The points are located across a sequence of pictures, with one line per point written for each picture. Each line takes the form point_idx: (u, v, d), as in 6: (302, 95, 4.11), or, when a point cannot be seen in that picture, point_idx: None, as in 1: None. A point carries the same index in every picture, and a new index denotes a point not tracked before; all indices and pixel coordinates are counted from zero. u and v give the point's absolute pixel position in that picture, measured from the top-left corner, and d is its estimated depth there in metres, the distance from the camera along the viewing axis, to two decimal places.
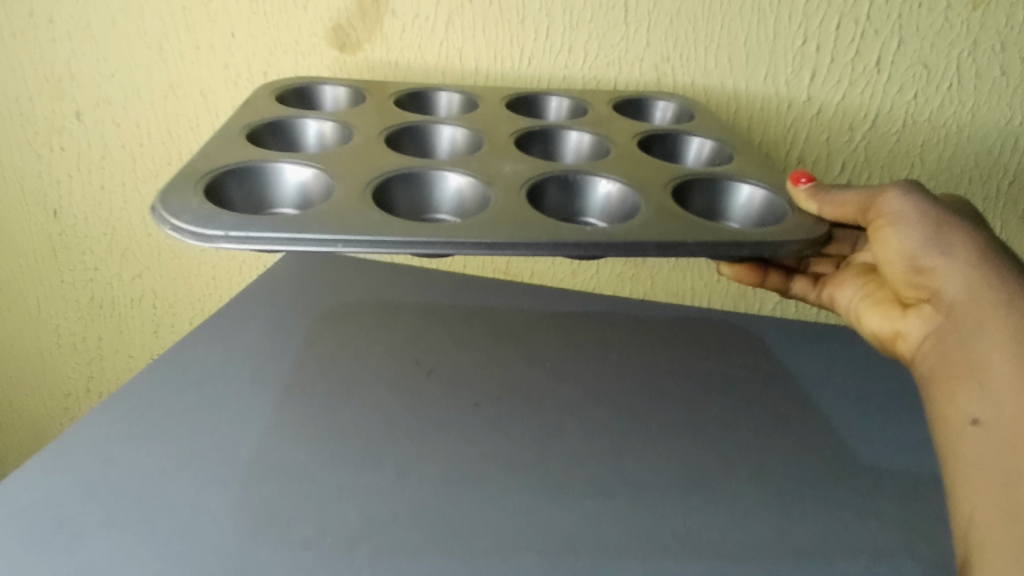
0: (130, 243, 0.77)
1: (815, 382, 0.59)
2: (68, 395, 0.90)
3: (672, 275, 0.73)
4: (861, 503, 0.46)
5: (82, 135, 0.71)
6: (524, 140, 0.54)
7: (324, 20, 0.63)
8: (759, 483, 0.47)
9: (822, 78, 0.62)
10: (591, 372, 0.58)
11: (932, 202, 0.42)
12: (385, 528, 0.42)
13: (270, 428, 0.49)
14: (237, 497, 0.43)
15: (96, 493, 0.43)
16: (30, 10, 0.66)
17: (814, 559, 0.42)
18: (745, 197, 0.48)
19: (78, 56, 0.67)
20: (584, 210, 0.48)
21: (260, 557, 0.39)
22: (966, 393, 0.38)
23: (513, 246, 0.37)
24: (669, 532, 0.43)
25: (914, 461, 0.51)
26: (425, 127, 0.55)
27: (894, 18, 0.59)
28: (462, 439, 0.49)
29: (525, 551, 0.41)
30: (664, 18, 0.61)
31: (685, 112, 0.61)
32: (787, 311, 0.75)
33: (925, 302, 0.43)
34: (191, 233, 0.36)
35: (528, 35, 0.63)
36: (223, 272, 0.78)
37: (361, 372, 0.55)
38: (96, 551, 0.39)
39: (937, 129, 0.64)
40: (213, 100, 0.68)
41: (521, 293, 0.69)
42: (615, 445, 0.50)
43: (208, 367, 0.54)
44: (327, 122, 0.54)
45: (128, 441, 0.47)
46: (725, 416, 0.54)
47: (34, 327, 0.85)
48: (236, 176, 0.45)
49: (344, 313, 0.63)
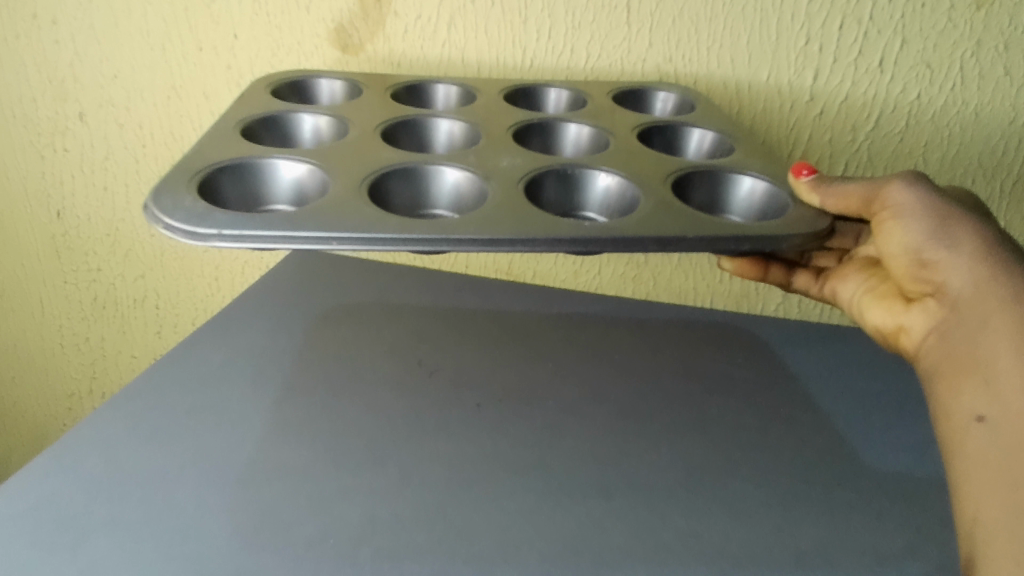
0: (133, 244, 0.77)
1: (819, 383, 0.59)
2: (72, 395, 0.90)
3: (675, 275, 0.73)
4: (866, 504, 0.46)
5: (85, 137, 0.72)
6: (522, 132, 0.54)
7: (326, 21, 0.63)
8: (762, 483, 0.47)
9: (825, 78, 0.62)
10: (593, 373, 0.58)
11: (937, 194, 0.42)
12: (387, 528, 0.42)
13: (272, 427, 0.49)
14: (238, 496, 0.43)
15: (98, 493, 0.43)
16: (34, 12, 0.66)
17: (817, 560, 0.41)
18: (747, 189, 0.48)
19: (82, 58, 0.68)
20: (583, 204, 0.48)
21: (262, 557, 0.39)
22: (971, 389, 0.37)
23: (511, 241, 0.37)
24: (671, 533, 0.43)
25: (918, 462, 0.51)
26: (423, 121, 0.55)
27: (898, 18, 0.59)
28: (464, 439, 0.49)
29: (527, 551, 0.41)
30: (666, 18, 0.61)
31: (686, 104, 0.61)
32: (791, 312, 0.74)
33: (929, 296, 0.43)
34: (183, 232, 0.36)
35: (529, 35, 0.63)
36: (226, 272, 0.78)
37: (363, 373, 0.55)
38: (98, 551, 0.39)
39: (940, 128, 0.64)
40: (215, 101, 0.68)
41: (523, 293, 0.69)
42: (618, 446, 0.49)
43: (211, 366, 0.55)
44: (322, 116, 0.54)
45: (130, 440, 0.47)
46: (727, 416, 0.53)
47: (38, 328, 0.85)
48: (230, 172, 0.45)
49: (346, 314, 0.63)
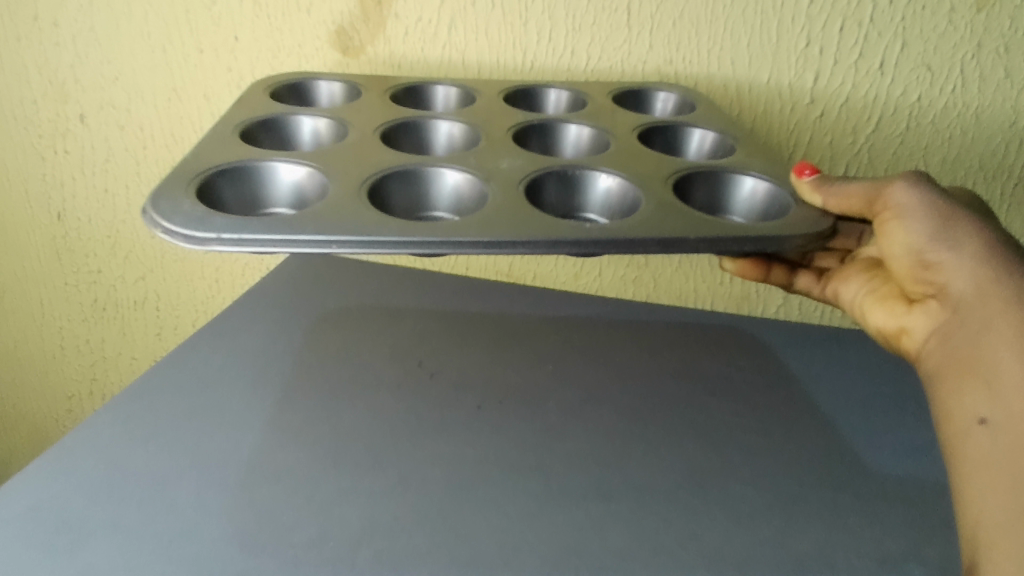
0: (133, 246, 0.77)
1: (820, 385, 0.59)
2: (72, 397, 0.90)
3: (675, 277, 0.73)
4: (868, 507, 0.46)
5: (86, 139, 0.72)
6: (522, 133, 0.54)
7: (326, 23, 0.63)
8: (763, 485, 0.47)
9: (826, 80, 0.62)
10: (593, 375, 0.57)
11: (940, 194, 0.42)
12: (386, 532, 0.41)
13: (272, 429, 0.49)
14: (238, 498, 0.43)
15: (97, 494, 0.43)
16: (35, 14, 0.66)
17: (817, 563, 0.41)
18: (749, 190, 0.48)
19: (83, 60, 0.68)
20: (584, 205, 0.48)
21: (261, 559, 0.39)
22: (974, 392, 0.37)
23: (511, 243, 0.37)
24: (671, 535, 0.42)
25: (920, 466, 0.50)
26: (423, 123, 0.55)
27: (898, 21, 0.59)
28: (464, 441, 0.49)
29: (526, 554, 0.41)
30: (667, 21, 0.61)
31: (686, 104, 0.61)
32: (791, 313, 0.74)
33: (931, 297, 0.42)
34: (182, 236, 0.36)
35: (530, 36, 0.63)
36: (226, 274, 0.78)
37: (363, 375, 0.55)
38: (96, 554, 0.39)
39: (941, 131, 0.64)
40: (216, 103, 0.68)
41: (524, 296, 0.69)
42: (619, 449, 0.49)
43: (212, 368, 0.54)
44: (322, 118, 0.54)
45: (129, 442, 0.47)
46: (728, 418, 0.53)
47: (38, 330, 0.85)
48: (229, 176, 0.44)
49: (348, 316, 0.63)
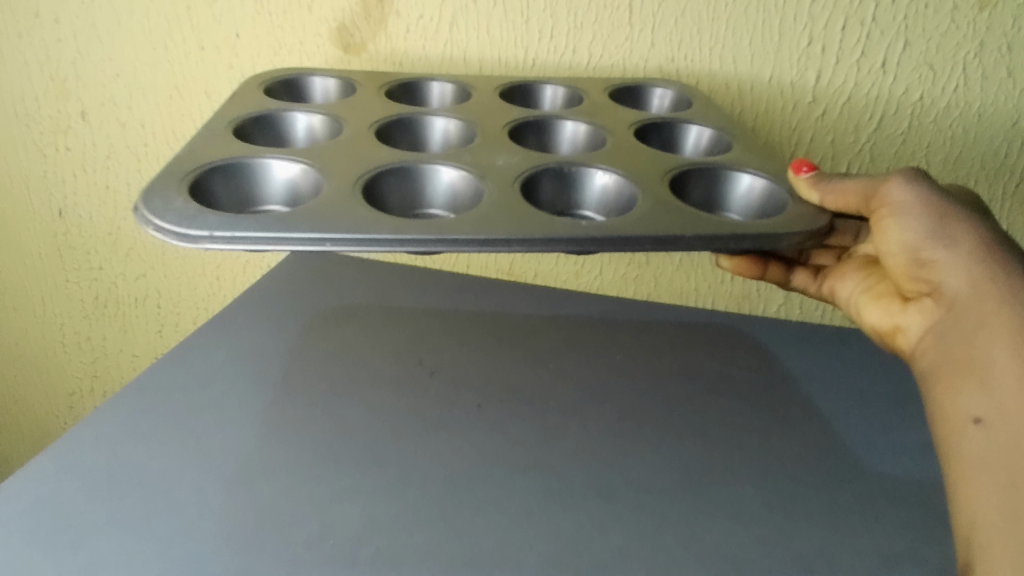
0: (133, 244, 0.78)
1: (819, 385, 0.59)
2: (73, 394, 0.90)
3: (676, 275, 0.73)
4: (868, 509, 0.46)
5: (87, 136, 0.72)
6: (518, 130, 0.54)
7: (328, 20, 0.64)
8: (762, 483, 0.47)
9: (828, 78, 0.62)
10: (592, 373, 0.58)
11: (936, 191, 0.41)
12: (387, 529, 0.42)
13: (272, 427, 0.49)
14: (239, 496, 0.43)
15: (99, 490, 0.43)
16: (36, 11, 0.66)
17: (816, 562, 0.41)
18: (745, 187, 0.48)
19: (84, 57, 0.68)
20: (580, 203, 0.48)
21: (261, 558, 0.39)
22: (967, 391, 0.37)
23: (507, 242, 0.37)
24: (671, 533, 0.42)
25: (920, 467, 0.50)
26: (417, 119, 0.55)
27: (901, 19, 0.59)
28: (464, 439, 0.49)
29: (527, 553, 0.41)
30: (669, 19, 0.61)
31: (683, 100, 0.61)
32: (791, 312, 0.74)
33: (926, 296, 0.42)
34: (174, 233, 0.36)
35: (532, 35, 0.63)
36: (227, 271, 0.78)
37: (365, 372, 0.55)
38: (97, 552, 0.39)
39: (943, 130, 0.63)
40: (217, 99, 0.69)
41: (524, 294, 0.69)
42: (619, 447, 0.49)
43: (213, 365, 0.55)
44: (315, 115, 0.54)
45: (130, 438, 0.47)
46: (728, 416, 0.53)
47: (40, 327, 0.85)
48: (221, 172, 0.45)
49: (348, 313, 0.63)
